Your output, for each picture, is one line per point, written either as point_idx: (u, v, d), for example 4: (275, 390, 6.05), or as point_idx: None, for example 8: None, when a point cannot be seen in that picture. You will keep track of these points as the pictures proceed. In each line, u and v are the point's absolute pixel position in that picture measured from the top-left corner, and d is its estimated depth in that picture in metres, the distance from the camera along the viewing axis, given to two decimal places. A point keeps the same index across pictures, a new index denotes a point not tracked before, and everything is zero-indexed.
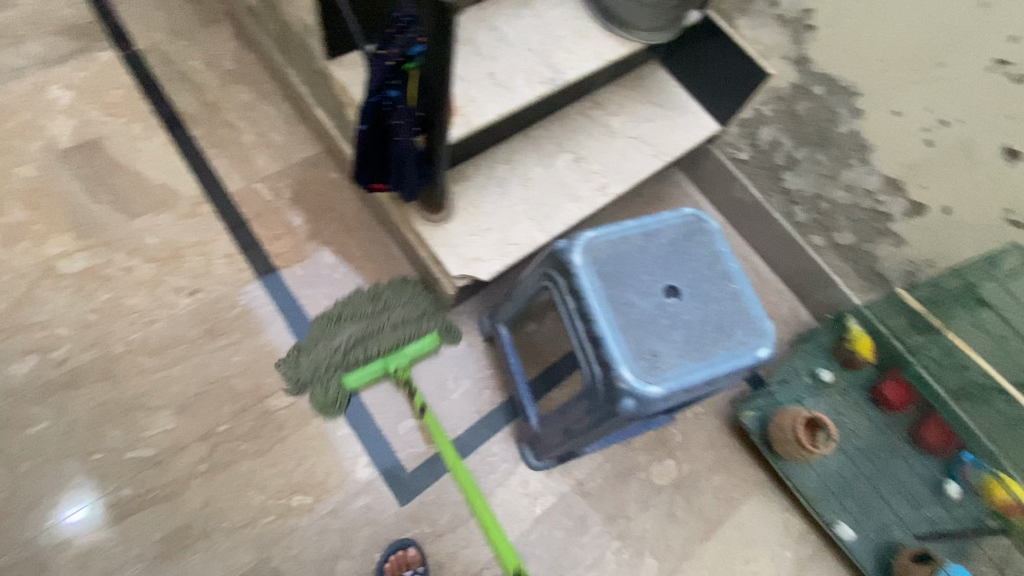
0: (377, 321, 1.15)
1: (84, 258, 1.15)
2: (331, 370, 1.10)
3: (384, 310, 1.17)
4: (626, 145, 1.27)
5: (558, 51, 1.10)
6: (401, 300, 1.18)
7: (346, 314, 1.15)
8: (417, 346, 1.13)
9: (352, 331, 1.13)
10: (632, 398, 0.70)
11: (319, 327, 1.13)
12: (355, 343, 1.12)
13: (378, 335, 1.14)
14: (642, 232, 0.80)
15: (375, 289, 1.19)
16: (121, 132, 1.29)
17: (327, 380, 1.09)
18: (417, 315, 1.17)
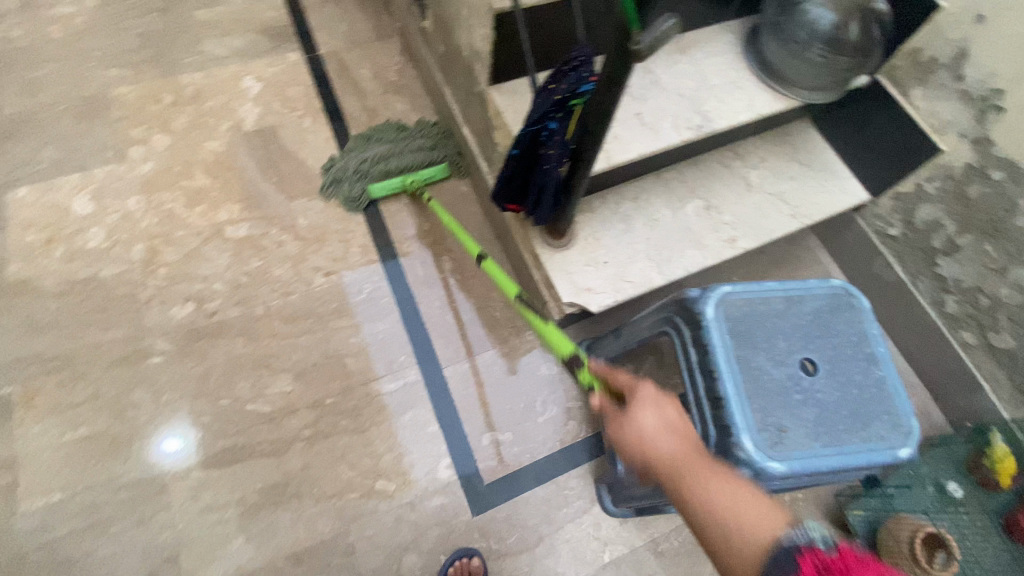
0: (401, 145, 1.39)
1: (245, 227, 1.31)
2: (361, 171, 1.35)
3: (407, 139, 1.42)
4: (763, 200, 1.22)
5: (709, 99, 1.09)
6: (421, 135, 1.42)
7: (376, 138, 1.42)
8: (432, 172, 1.35)
9: (379, 149, 1.38)
10: (750, 469, 0.66)
11: (356, 142, 1.40)
12: (382, 159, 1.37)
13: (400, 156, 1.38)
14: (784, 296, 0.76)
15: (404, 125, 1.44)
16: (294, 123, 1.46)
17: (354, 182, 1.34)
18: (432, 147, 1.40)
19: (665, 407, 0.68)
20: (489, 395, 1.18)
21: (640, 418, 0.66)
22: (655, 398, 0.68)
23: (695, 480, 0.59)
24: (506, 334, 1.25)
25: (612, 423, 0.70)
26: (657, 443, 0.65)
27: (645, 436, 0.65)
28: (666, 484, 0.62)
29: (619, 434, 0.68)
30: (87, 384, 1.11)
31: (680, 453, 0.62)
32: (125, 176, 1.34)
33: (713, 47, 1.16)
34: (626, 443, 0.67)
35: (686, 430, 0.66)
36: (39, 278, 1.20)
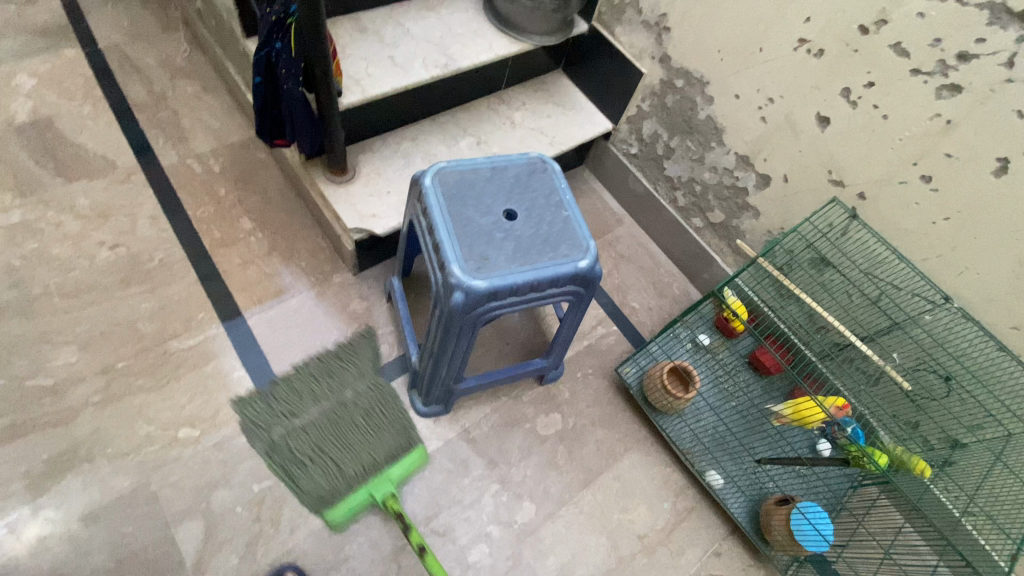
0: (346, 416, 1.11)
1: (16, 212, 1.24)
2: (303, 475, 1.04)
3: (348, 400, 1.14)
4: (524, 134, 1.41)
5: (454, 44, 1.27)
6: (364, 387, 1.17)
7: (306, 389, 1.15)
8: (402, 465, 1.05)
9: (312, 421, 1.10)
10: (460, 291, 0.80)
11: (280, 416, 1.11)
12: (323, 439, 1.08)
13: (350, 435, 1.09)
14: (490, 167, 0.92)
15: (336, 371, 1.19)
16: (71, 111, 1.42)
17: (297, 474, 1.05)
18: (386, 407, 1.15)
19: None
20: (298, 334, 1.23)
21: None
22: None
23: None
24: (311, 281, 1.30)
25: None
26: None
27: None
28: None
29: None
30: None
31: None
32: None
33: (457, 5, 1.35)
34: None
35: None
36: None
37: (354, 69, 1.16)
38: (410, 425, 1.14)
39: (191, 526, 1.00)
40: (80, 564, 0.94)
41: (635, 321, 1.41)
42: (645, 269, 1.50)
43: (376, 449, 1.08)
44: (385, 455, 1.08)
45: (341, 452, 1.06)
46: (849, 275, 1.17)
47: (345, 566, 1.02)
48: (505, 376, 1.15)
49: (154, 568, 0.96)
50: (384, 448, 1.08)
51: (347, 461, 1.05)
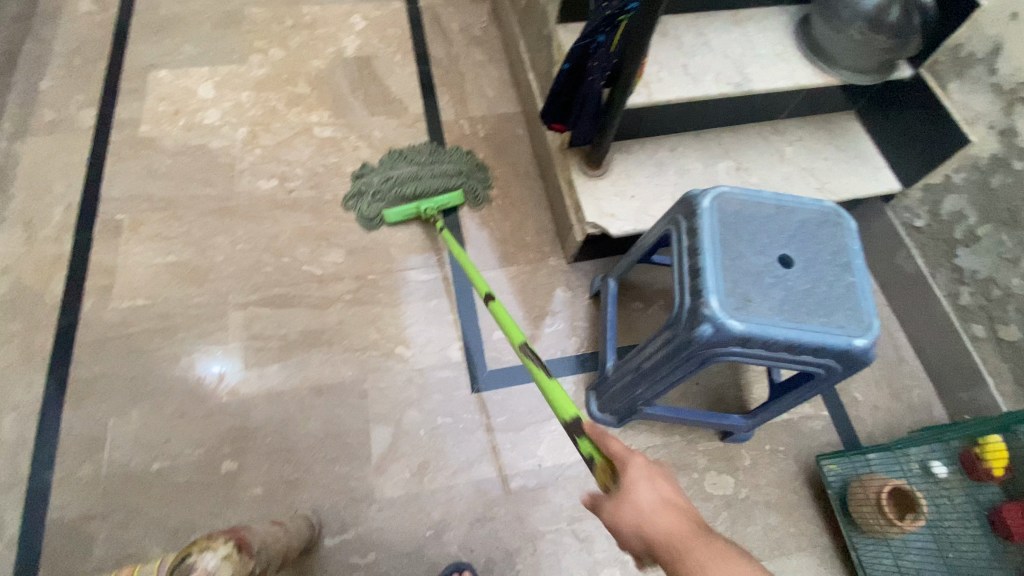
0: (424, 171, 1.40)
1: (330, 129, 1.51)
2: (382, 200, 1.37)
3: (436, 164, 1.43)
4: (791, 173, 1.28)
5: (752, 64, 1.19)
6: (451, 161, 1.44)
7: (408, 156, 1.44)
8: (445, 197, 1.35)
9: (405, 171, 1.40)
10: (711, 324, 0.76)
11: (384, 159, 1.42)
12: (404, 181, 1.39)
13: (421, 183, 1.38)
14: (776, 205, 0.85)
15: (436, 148, 1.46)
16: (387, 56, 1.66)
17: (375, 201, 1.37)
18: (459, 174, 1.42)
19: (658, 478, 0.62)
20: (508, 301, 1.32)
21: (638, 498, 0.60)
22: (653, 472, 0.62)
23: (697, 558, 0.55)
24: (531, 257, 1.38)
25: (605, 503, 0.62)
26: (655, 521, 0.59)
27: (643, 515, 0.59)
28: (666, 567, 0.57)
29: (616, 521, 0.61)
30: (183, 224, 1.35)
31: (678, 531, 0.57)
32: (242, 75, 1.58)
33: (765, 24, 1.25)
34: (625, 529, 0.60)
35: (682, 502, 0.60)
36: (161, 139, 1.46)
37: (647, 71, 1.16)
38: (472, 193, 1.42)
39: (380, 431, 1.15)
40: (302, 424, 1.14)
41: (852, 414, 1.22)
42: (882, 360, 1.29)
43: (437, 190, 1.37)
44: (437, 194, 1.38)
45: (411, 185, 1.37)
46: None
47: (489, 523, 1.09)
48: (696, 420, 1.07)
49: (349, 452, 1.12)
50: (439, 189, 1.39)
51: (410, 192, 1.37)
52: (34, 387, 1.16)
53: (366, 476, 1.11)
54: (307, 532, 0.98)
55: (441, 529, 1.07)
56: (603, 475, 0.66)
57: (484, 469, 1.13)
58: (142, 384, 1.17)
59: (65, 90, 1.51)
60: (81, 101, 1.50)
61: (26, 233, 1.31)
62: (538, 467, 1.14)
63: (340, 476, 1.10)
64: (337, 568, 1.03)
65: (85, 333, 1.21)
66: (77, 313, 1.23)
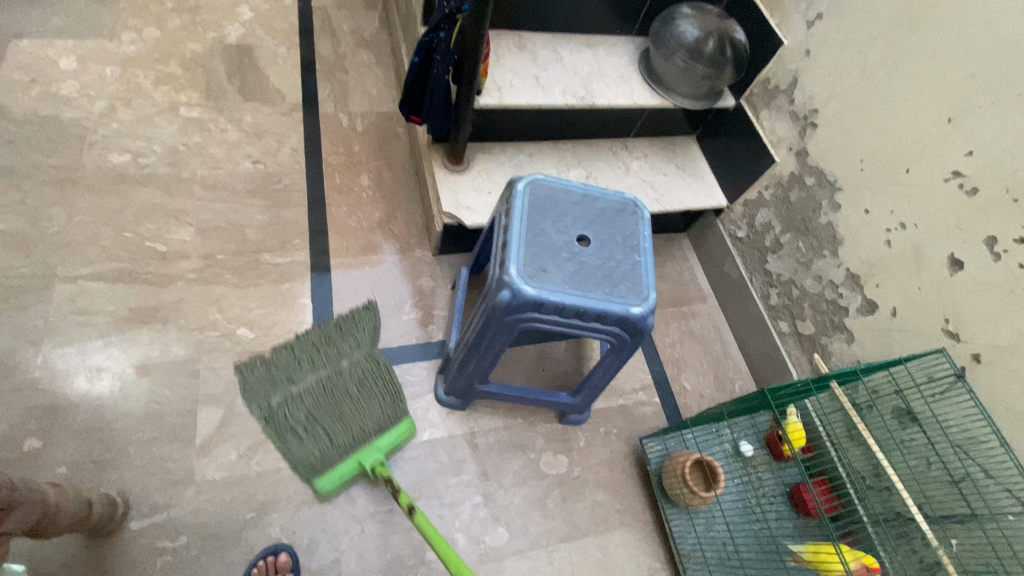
0: (343, 395, 1.10)
1: (199, 111, 1.48)
2: (297, 439, 1.06)
3: (349, 377, 1.13)
4: (635, 183, 1.41)
5: (598, 82, 1.33)
6: (361, 365, 1.16)
7: (308, 361, 1.16)
8: (390, 437, 1.07)
9: (312, 382, 1.12)
10: (509, 290, 0.82)
11: (279, 372, 1.15)
12: (316, 407, 1.08)
13: (342, 405, 1.09)
14: (582, 193, 0.94)
15: (336, 355, 1.18)
16: (270, 47, 1.67)
17: (290, 446, 1.05)
18: (384, 383, 1.15)
19: None
20: (366, 288, 1.33)
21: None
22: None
23: None
24: (396, 247, 1.41)
25: None
26: None
27: None
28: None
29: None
30: (14, 192, 1.25)
31: None
32: (108, 49, 1.52)
33: (614, 50, 1.40)
34: None
35: None
36: (1, 104, 1.36)
37: (501, 78, 1.25)
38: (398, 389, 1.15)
39: (211, 412, 1.10)
40: (122, 403, 1.08)
41: (681, 402, 1.33)
42: (711, 355, 1.42)
43: (376, 420, 1.08)
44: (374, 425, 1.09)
45: (335, 421, 1.07)
46: (936, 440, 1.02)
47: (316, 505, 1.06)
48: (527, 398, 1.14)
49: (172, 433, 1.07)
50: (371, 411, 1.09)
51: (331, 423, 1.06)
52: None
53: (187, 456, 1.06)
54: (105, 509, 0.91)
55: (264, 511, 1.04)
56: None
57: None
58: None
59: None
60: None
61: None
62: None
63: (159, 457, 1.04)
64: (141, 553, 0.97)
65: None
66: None
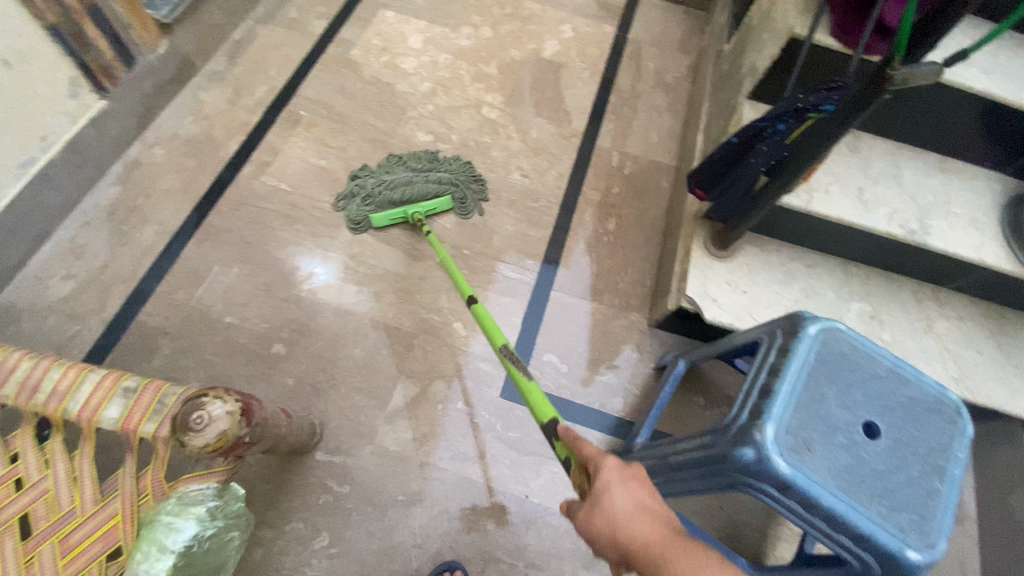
0: (421, 177, 1.39)
1: (496, 113, 1.61)
2: (370, 201, 1.36)
3: (433, 171, 1.42)
4: (932, 349, 1.12)
5: (939, 219, 1.06)
6: (448, 170, 1.43)
7: (406, 162, 1.42)
8: (434, 203, 1.36)
9: (401, 175, 1.39)
10: (755, 451, 0.68)
11: (383, 163, 1.42)
12: (392, 187, 1.36)
13: (411, 193, 1.35)
14: (891, 368, 0.74)
15: (436, 155, 1.44)
16: (576, 69, 1.73)
17: (363, 206, 1.36)
18: (454, 183, 1.41)
19: (632, 484, 0.66)
20: (572, 332, 1.32)
21: (613, 501, 0.64)
22: (625, 475, 0.66)
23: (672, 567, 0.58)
24: (615, 302, 1.36)
25: (579, 510, 0.67)
26: (626, 527, 0.62)
27: (616, 519, 0.63)
28: (639, 568, 0.62)
29: (589, 526, 0.65)
30: (343, 139, 1.50)
31: (653, 540, 0.61)
32: (449, 39, 1.73)
33: (974, 186, 1.12)
34: (600, 531, 0.64)
35: (655, 504, 0.65)
36: (361, 64, 1.64)
37: (816, 178, 1.08)
38: (463, 200, 1.41)
39: (405, 387, 1.20)
40: (347, 346, 1.23)
41: None
42: None
43: (430, 197, 1.37)
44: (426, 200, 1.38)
45: (406, 185, 1.37)
46: None
47: (454, 521, 1.09)
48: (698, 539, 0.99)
49: (372, 391, 1.19)
50: (430, 195, 1.37)
51: (398, 195, 1.35)
52: (180, 214, 1.37)
53: (374, 417, 1.16)
54: (307, 436, 1.05)
55: (412, 500, 1.10)
56: (579, 481, 0.73)
57: (476, 470, 1.13)
58: (249, 251, 1.33)
59: None
60: (320, 12, 1.74)
61: (234, 96, 1.55)
62: (523, 497, 1.12)
63: (355, 406, 1.17)
64: (314, 482, 1.10)
65: (234, 191, 1.41)
66: (235, 173, 1.43)
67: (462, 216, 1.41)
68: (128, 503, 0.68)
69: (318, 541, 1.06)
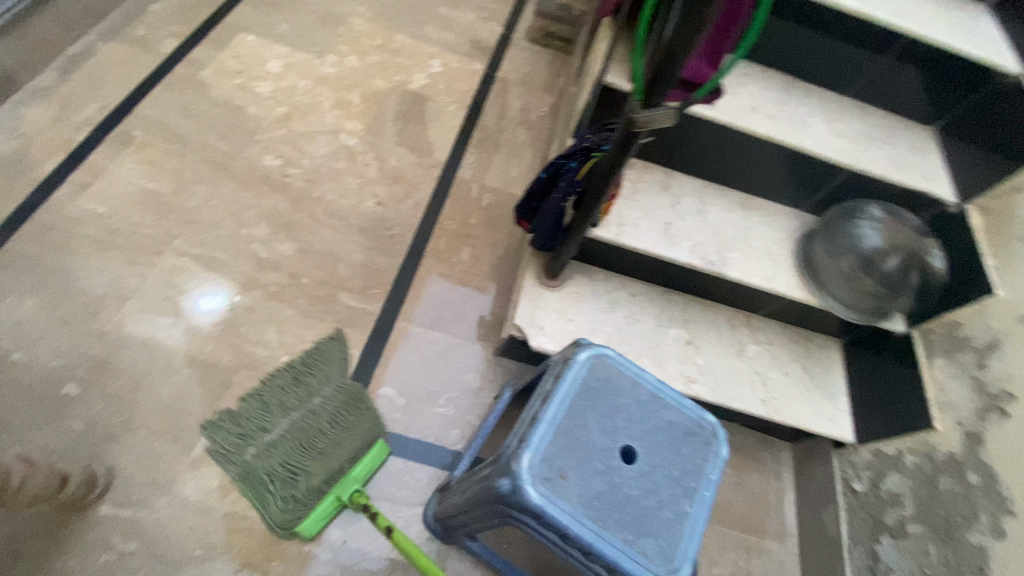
0: (317, 420, 1.14)
1: (355, 141, 1.59)
2: (272, 487, 1.05)
3: (315, 400, 1.16)
4: (743, 372, 1.18)
5: (738, 251, 1.14)
6: (334, 388, 1.19)
7: (280, 411, 1.14)
8: (365, 464, 1.11)
9: (290, 435, 1.11)
10: (511, 481, 0.67)
11: (252, 418, 1.12)
12: (294, 454, 1.09)
13: (320, 460, 1.09)
14: (654, 392, 0.77)
15: (301, 371, 1.19)
16: (443, 103, 1.76)
17: (276, 497, 1.05)
18: (354, 410, 1.17)
19: None
20: (413, 363, 1.28)
21: None
22: None
23: None
24: (461, 333, 1.34)
25: None
26: None
27: None
28: None
29: None
30: (181, 162, 1.42)
31: None
32: (312, 66, 1.70)
33: (773, 221, 1.22)
34: None
35: None
36: (212, 87, 1.58)
37: (629, 212, 1.14)
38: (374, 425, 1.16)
39: (217, 427, 1.11)
40: (157, 384, 1.13)
41: None
42: None
43: (348, 454, 1.11)
44: (349, 459, 1.11)
45: (322, 455, 1.10)
46: None
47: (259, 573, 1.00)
48: None
49: (178, 434, 1.09)
50: (345, 450, 1.11)
51: (313, 474, 1.08)
52: None
53: (179, 462, 1.06)
54: (79, 488, 0.94)
55: (211, 554, 1.00)
56: None
57: None
58: (50, 280, 1.20)
59: (166, 17, 1.68)
60: (173, 32, 1.66)
61: (59, 112, 1.43)
62: (341, 543, 1.06)
63: (156, 451, 1.07)
64: (94, 538, 0.98)
65: (42, 214, 1.28)
66: (47, 195, 1.30)
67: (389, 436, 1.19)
68: None
69: None
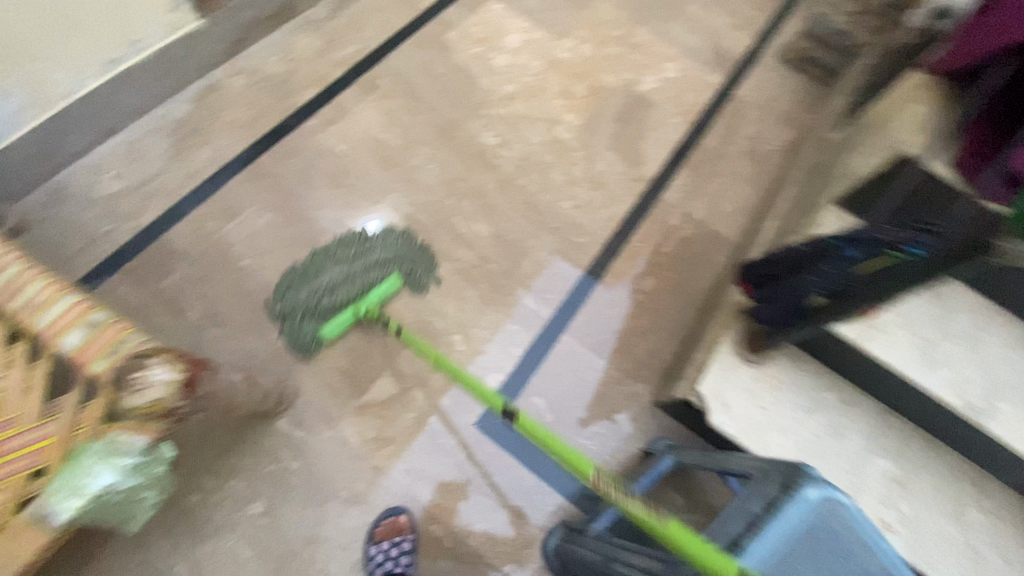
0: (359, 264, 1.24)
1: (570, 135, 1.54)
2: (308, 312, 1.18)
3: (366, 253, 1.27)
4: (958, 543, 0.96)
5: (1011, 404, 0.91)
6: (386, 247, 1.29)
7: (333, 256, 1.26)
8: (382, 289, 1.21)
9: (333, 275, 1.22)
10: None
11: (308, 264, 1.24)
12: (332, 286, 1.20)
13: (351, 294, 1.20)
14: (888, 568, 0.64)
15: (366, 235, 1.30)
16: (668, 112, 1.63)
17: (308, 321, 1.17)
18: (395, 261, 1.27)
19: None
20: (570, 383, 1.24)
21: None
22: None
23: None
24: (623, 368, 1.27)
25: None
26: None
27: None
28: None
29: None
30: (411, 118, 1.48)
31: None
32: (548, 47, 1.67)
33: None
34: None
35: None
36: (453, 50, 1.61)
37: (877, 313, 0.97)
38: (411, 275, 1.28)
39: (384, 384, 1.17)
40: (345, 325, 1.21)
41: None
42: None
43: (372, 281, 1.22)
44: (371, 288, 1.22)
45: (350, 282, 1.21)
46: None
47: None
48: None
49: (352, 377, 1.17)
50: (370, 278, 1.22)
51: (342, 298, 1.19)
52: (236, 149, 1.39)
53: (346, 405, 1.15)
54: (272, 404, 1.05)
55: (353, 500, 1.08)
56: None
57: (425, 493, 1.10)
58: (286, 202, 1.33)
59: None
60: None
61: (324, 47, 1.56)
62: (462, 537, 1.08)
63: (331, 387, 1.16)
64: (268, 447, 1.10)
65: (292, 139, 1.41)
66: (299, 123, 1.44)
67: (418, 292, 1.28)
68: (62, 429, 0.67)
69: (252, 506, 1.05)
